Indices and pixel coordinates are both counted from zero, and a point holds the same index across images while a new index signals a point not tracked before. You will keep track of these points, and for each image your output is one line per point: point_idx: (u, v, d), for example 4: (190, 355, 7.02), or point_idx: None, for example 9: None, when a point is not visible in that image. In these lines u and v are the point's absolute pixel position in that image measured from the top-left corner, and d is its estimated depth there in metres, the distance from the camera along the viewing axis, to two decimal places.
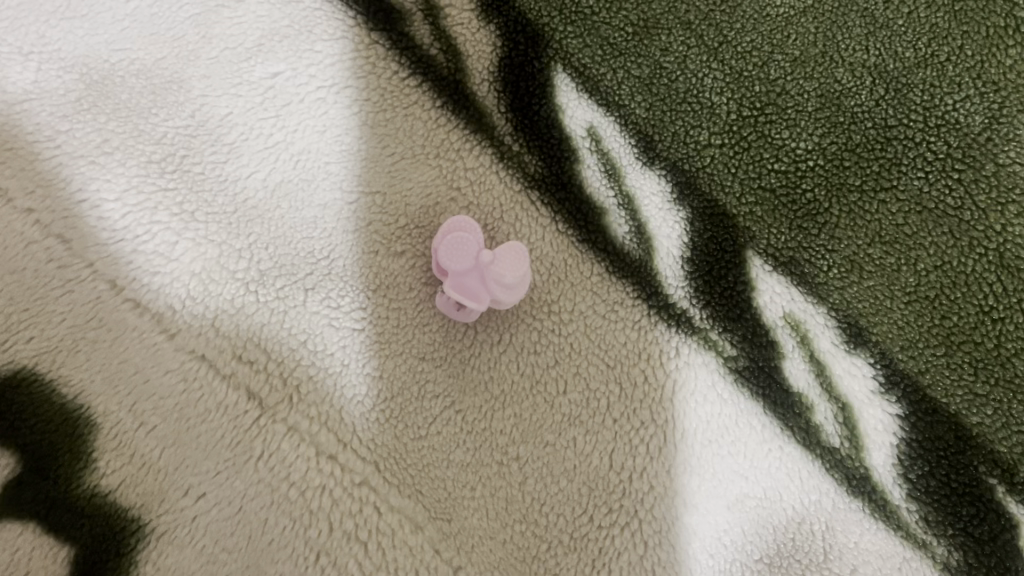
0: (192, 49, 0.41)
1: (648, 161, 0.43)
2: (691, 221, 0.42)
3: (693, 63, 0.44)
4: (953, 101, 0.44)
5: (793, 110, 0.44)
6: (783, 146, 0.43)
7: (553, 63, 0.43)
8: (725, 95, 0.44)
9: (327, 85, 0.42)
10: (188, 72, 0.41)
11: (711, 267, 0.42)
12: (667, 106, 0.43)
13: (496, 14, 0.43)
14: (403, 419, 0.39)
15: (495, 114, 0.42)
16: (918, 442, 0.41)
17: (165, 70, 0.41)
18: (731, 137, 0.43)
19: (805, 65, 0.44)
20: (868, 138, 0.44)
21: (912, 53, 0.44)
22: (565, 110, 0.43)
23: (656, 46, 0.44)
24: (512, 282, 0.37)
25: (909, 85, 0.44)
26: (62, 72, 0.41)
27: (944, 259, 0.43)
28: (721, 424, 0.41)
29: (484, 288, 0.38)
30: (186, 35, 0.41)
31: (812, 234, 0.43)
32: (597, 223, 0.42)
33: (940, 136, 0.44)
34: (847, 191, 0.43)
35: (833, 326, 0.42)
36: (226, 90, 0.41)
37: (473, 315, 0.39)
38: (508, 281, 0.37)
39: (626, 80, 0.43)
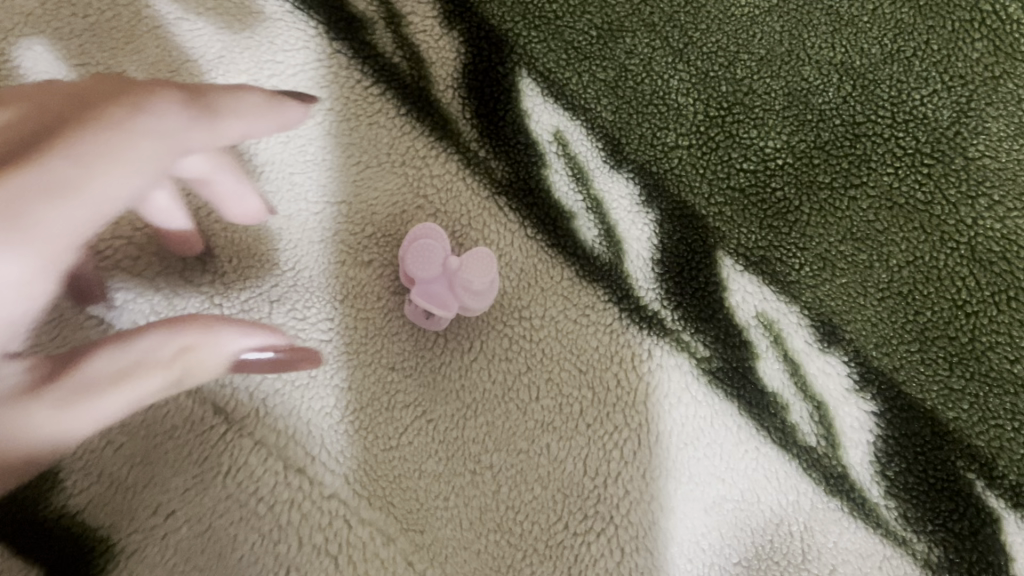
0: (154, 61, 0.41)
1: (616, 164, 0.43)
2: (660, 223, 0.42)
3: (658, 65, 0.44)
4: (920, 96, 0.44)
5: (760, 110, 0.44)
6: (752, 145, 0.43)
7: (517, 69, 0.43)
8: (692, 96, 0.44)
9: None
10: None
11: (681, 269, 0.42)
12: (633, 108, 0.43)
13: (459, 21, 0.43)
14: (373, 431, 0.39)
15: (460, 121, 0.42)
16: (894, 439, 0.40)
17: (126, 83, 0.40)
18: (698, 139, 0.43)
19: (771, 63, 0.44)
20: (837, 135, 0.44)
21: (878, 49, 0.44)
22: (531, 114, 0.43)
23: (620, 49, 0.44)
24: (481, 289, 0.37)
25: (876, 81, 0.44)
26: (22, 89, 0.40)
27: (916, 254, 0.43)
28: (696, 427, 0.40)
29: (451, 296, 0.38)
30: (147, 48, 0.41)
31: (783, 233, 0.43)
32: (565, 228, 0.42)
33: (908, 132, 0.44)
34: (816, 190, 0.43)
35: (806, 325, 0.42)
36: None
37: (442, 323, 0.39)
38: (474, 288, 0.37)
39: (591, 84, 0.43)
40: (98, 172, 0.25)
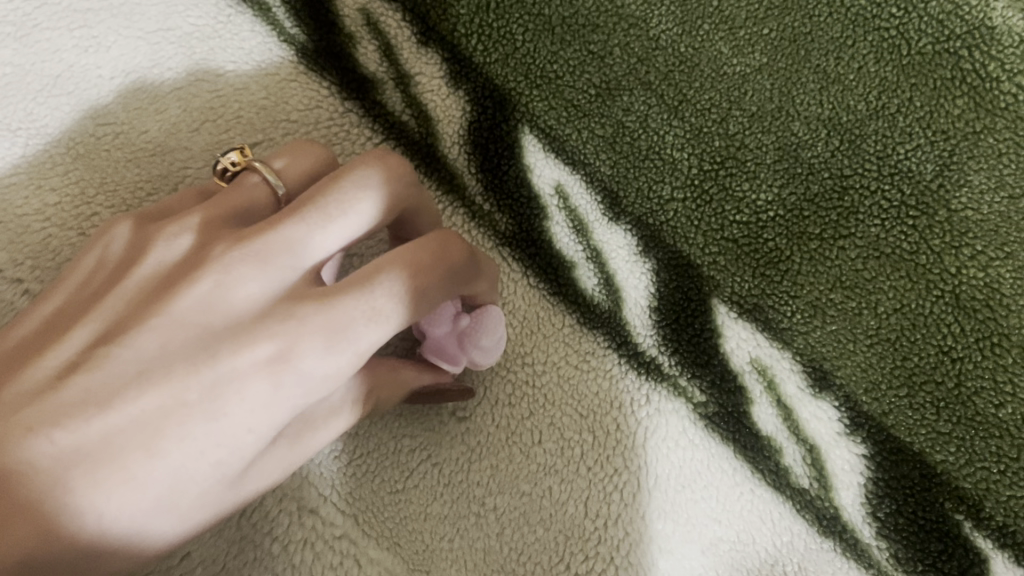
0: (176, 122, 0.43)
1: (615, 217, 0.45)
2: (657, 272, 0.44)
3: (654, 121, 0.46)
4: (904, 151, 0.46)
5: (752, 164, 0.46)
6: (744, 198, 0.45)
7: (521, 127, 0.45)
8: (687, 151, 0.46)
9: None
10: (171, 144, 0.43)
11: (677, 317, 0.44)
12: (631, 163, 0.45)
13: (464, 81, 0.45)
14: (380, 474, 0.41)
15: (466, 176, 0.45)
16: (884, 481, 0.42)
17: (149, 144, 0.43)
18: (693, 191, 0.45)
19: (762, 120, 0.46)
20: (826, 189, 0.46)
21: (864, 106, 0.47)
22: (533, 169, 0.45)
23: (618, 107, 0.46)
24: (487, 348, 0.39)
25: (862, 136, 0.46)
26: (49, 147, 0.42)
27: (903, 302, 0.44)
28: (693, 470, 0.42)
29: (461, 352, 0.39)
30: (169, 109, 0.43)
31: (775, 281, 0.44)
32: (566, 276, 0.44)
33: (894, 184, 0.46)
34: (807, 241, 0.45)
35: (798, 370, 0.43)
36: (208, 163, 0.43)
37: (452, 381, 0.41)
38: (484, 344, 0.39)
39: (590, 140, 0.46)
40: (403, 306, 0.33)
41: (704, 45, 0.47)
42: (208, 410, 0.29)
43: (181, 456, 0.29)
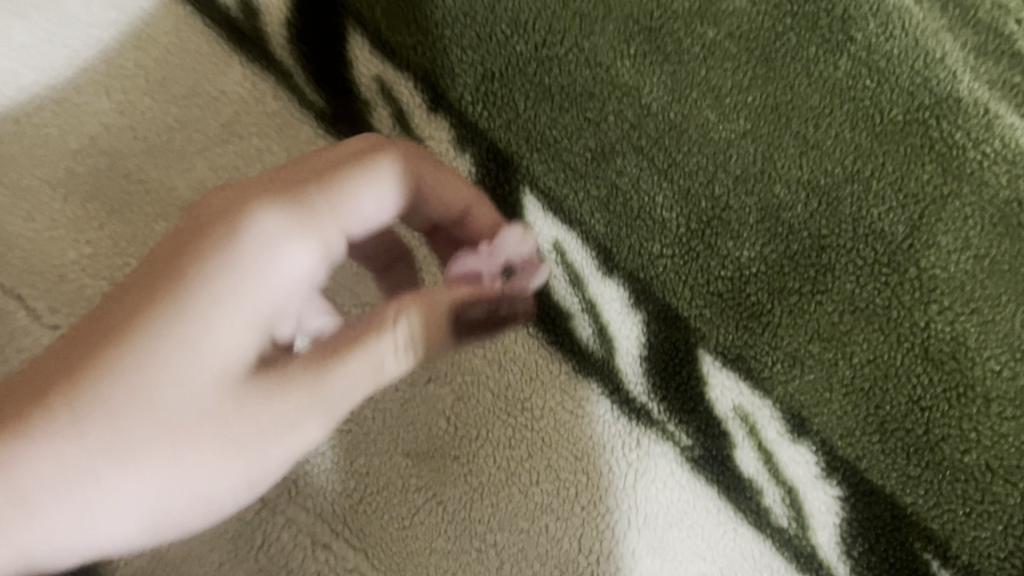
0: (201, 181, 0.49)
1: (608, 271, 0.49)
2: (647, 323, 0.48)
3: (645, 183, 0.50)
4: (878, 213, 0.49)
5: (735, 224, 0.49)
6: (729, 254, 0.49)
7: (523, 187, 0.50)
8: (676, 210, 0.49)
9: None
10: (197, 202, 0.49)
11: (665, 365, 0.47)
12: (623, 222, 0.49)
13: (471, 143, 0.50)
14: (388, 511, 0.44)
15: None
16: (857, 521, 0.46)
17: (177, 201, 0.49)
18: (681, 248, 0.49)
19: (745, 182, 0.50)
20: (805, 246, 0.49)
21: (841, 170, 0.50)
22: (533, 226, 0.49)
23: (611, 169, 0.50)
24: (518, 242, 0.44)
25: (839, 198, 0.49)
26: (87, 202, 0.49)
27: (877, 353, 0.47)
28: (680, 509, 0.46)
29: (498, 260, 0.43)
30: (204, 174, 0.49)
31: (757, 333, 0.48)
32: (563, 327, 0.48)
33: (867, 244, 0.49)
34: (786, 294, 0.48)
35: (778, 418, 0.47)
36: None
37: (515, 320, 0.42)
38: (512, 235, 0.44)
39: (586, 201, 0.49)
40: (376, 177, 0.40)
41: (692, 113, 0.51)
42: (195, 295, 0.35)
43: (182, 361, 0.35)
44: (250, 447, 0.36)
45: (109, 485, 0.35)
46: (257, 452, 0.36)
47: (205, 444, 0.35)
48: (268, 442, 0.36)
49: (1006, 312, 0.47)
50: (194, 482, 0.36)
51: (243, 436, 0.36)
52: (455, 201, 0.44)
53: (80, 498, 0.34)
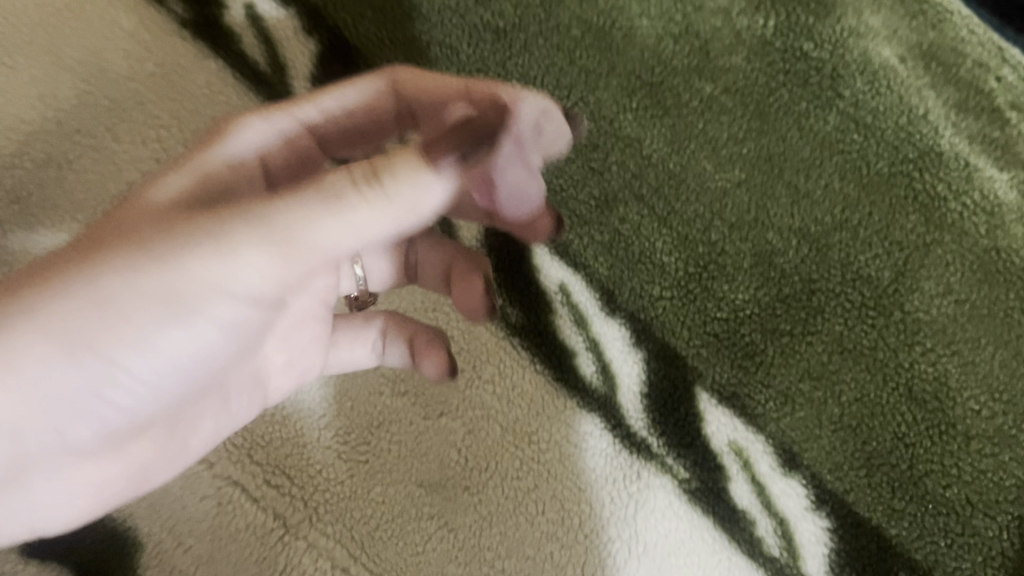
0: None
1: (611, 312, 0.51)
2: (648, 361, 0.51)
3: (646, 229, 0.53)
4: (865, 259, 0.52)
5: (731, 268, 0.52)
6: (724, 297, 0.52)
7: None
8: (674, 255, 0.52)
9: None
10: None
11: (665, 402, 0.50)
12: (625, 265, 0.52)
13: None
14: (402, 537, 0.46)
15: None
16: (846, 551, 0.48)
17: None
18: (679, 291, 0.52)
19: (740, 229, 0.53)
20: (796, 290, 0.52)
21: (830, 218, 0.53)
22: (541, 270, 0.52)
23: (614, 216, 0.53)
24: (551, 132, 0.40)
25: (828, 245, 0.53)
26: None
27: (864, 392, 0.50)
28: (678, 538, 0.48)
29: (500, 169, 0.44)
30: None
31: (750, 372, 0.50)
32: (568, 364, 0.51)
33: (855, 288, 0.52)
34: (778, 335, 0.51)
35: (770, 452, 0.50)
36: None
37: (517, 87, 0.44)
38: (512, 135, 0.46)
39: (591, 245, 0.52)
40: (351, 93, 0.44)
41: (690, 163, 0.54)
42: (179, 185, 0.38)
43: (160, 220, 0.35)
44: (168, 279, 0.33)
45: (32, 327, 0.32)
46: (179, 278, 0.33)
47: (130, 262, 0.33)
48: (194, 253, 0.33)
49: (984, 354, 0.50)
50: (112, 324, 0.33)
51: (166, 278, 0.33)
52: (447, 90, 0.43)
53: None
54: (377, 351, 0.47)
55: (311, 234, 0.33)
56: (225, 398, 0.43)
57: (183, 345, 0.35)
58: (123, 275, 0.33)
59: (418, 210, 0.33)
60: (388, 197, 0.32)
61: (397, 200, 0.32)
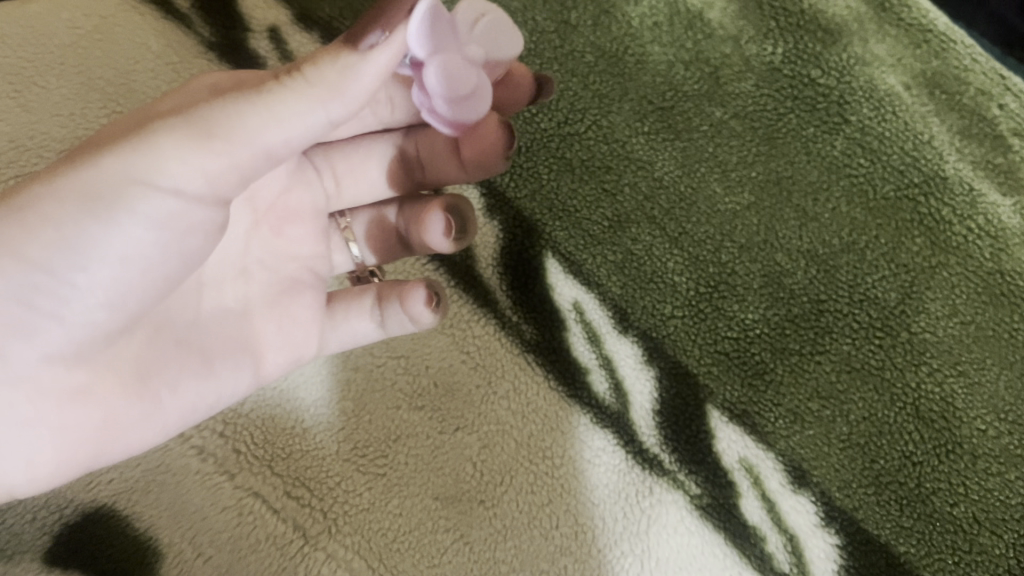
0: None
1: (624, 330, 0.52)
2: (660, 379, 0.52)
3: (658, 250, 0.54)
4: (871, 281, 0.53)
5: (741, 288, 0.53)
6: (735, 316, 0.53)
7: (546, 251, 0.54)
8: (686, 275, 0.53)
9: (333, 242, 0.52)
10: None
11: (676, 419, 0.51)
12: (637, 285, 0.53)
13: (498, 211, 0.55)
14: (419, 550, 0.47)
15: (497, 290, 0.53)
16: (856, 568, 0.49)
17: None
18: (691, 310, 0.53)
19: (749, 250, 0.54)
20: (805, 310, 0.53)
21: (837, 241, 0.54)
22: (555, 287, 0.53)
23: (627, 236, 0.54)
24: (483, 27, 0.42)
25: (836, 267, 0.54)
26: None
27: (872, 411, 0.51)
28: (690, 553, 0.49)
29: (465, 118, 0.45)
30: None
31: (760, 390, 0.51)
32: (582, 381, 0.51)
33: (863, 309, 0.53)
34: (787, 354, 0.52)
35: (781, 469, 0.50)
36: None
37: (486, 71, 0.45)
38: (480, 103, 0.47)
39: (604, 265, 0.53)
40: None
41: (700, 186, 0.55)
42: None
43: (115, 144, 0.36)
44: (92, 179, 0.34)
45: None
46: (99, 178, 0.34)
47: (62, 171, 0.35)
48: (121, 151, 0.34)
49: (989, 375, 0.52)
50: (37, 226, 0.35)
51: (90, 179, 0.34)
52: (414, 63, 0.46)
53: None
54: (377, 321, 0.47)
55: (229, 118, 0.33)
56: (204, 354, 0.42)
57: (123, 251, 0.35)
58: (53, 181, 0.35)
59: (343, 92, 0.33)
60: (308, 80, 0.33)
61: (319, 83, 0.33)
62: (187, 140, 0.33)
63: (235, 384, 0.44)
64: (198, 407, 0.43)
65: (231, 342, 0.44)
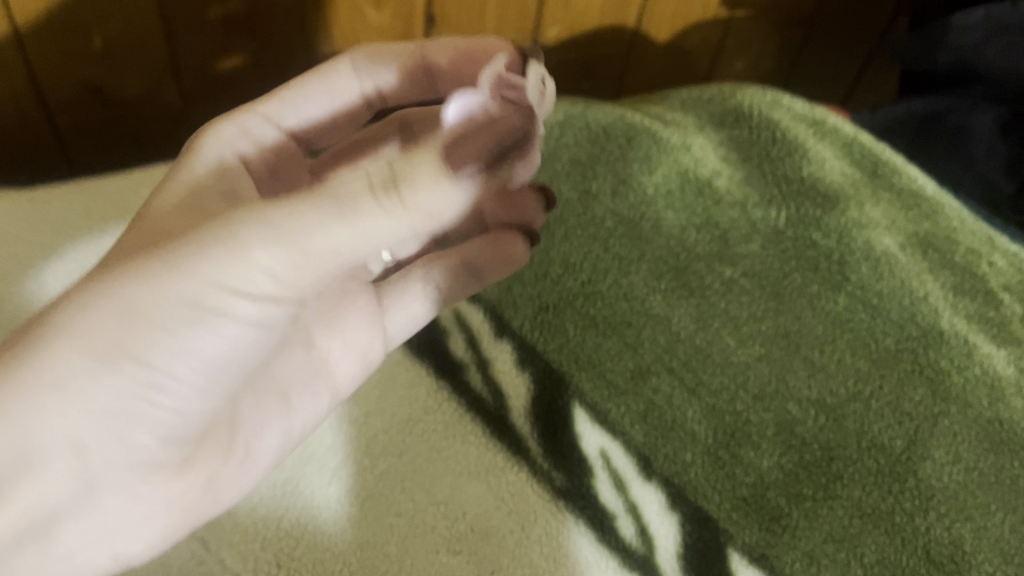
0: None
1: (647, 476, 0.56)
2: (683, 523, 0.55)
3: (677, 400, 0.57)
4: (878, 428, 0.56)
5: (755, 436, 0.56)
6: (751, 462, 0.55)
7: (572, 400, 0.58)
8: (703, 423, 0.57)
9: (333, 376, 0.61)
10: None
11: (700, 562, 0.53)
12: (659, 433, 0.57)
13: (528, 363, 0.60)
14: None
15: (529, 439, 0.57)
16: None
17: None
18: (709, 457, 0.56)
19: (762, 399, 0.57)
20: (817, 456, 0.55)
21: (845, 390, 0.57)
22: (581, 436, 0.57)
23: (646, 386, 0.58)
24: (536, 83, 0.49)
25: (845, 415, 0.56)
26: None
27: (884, 555, 0.52)
28: None
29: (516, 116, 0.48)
30: None
31: (777, 534, 0.53)
32: (610, 525, 0.55)
33: (871, 455, 0.55)
34: (801, 499, 0.54)
35: None
36: None
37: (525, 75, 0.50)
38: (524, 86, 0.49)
39: (627, 413, 0.58)
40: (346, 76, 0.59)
41: (714, 339, 0.60)
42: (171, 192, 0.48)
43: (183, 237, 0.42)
44: (180, 280, 0.41)
45: (68, 334, 0.42)
46: (194, 284, 0.41)
47: (152, 274, 0.41)
48: (207, 256, 0.40)
49: (994, 519, 0.53)
50: (137, 332, 0.42)
51: (179, 280, 0.41)
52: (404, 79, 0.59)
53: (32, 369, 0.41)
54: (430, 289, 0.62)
55: (324, 243, 0.40)
56: (281, 396, 0.56)
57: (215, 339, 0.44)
58: (145, 283, 0.41)
59: (437, 216, 0.41)
60: (404, 205, 0.39)
61: (413, 209, 0.39)
62: (281, 253, 0.40)
63: (315, 405, 0.57)
64: (286, 439, 0.56)
65: (301, 371, 0.57)
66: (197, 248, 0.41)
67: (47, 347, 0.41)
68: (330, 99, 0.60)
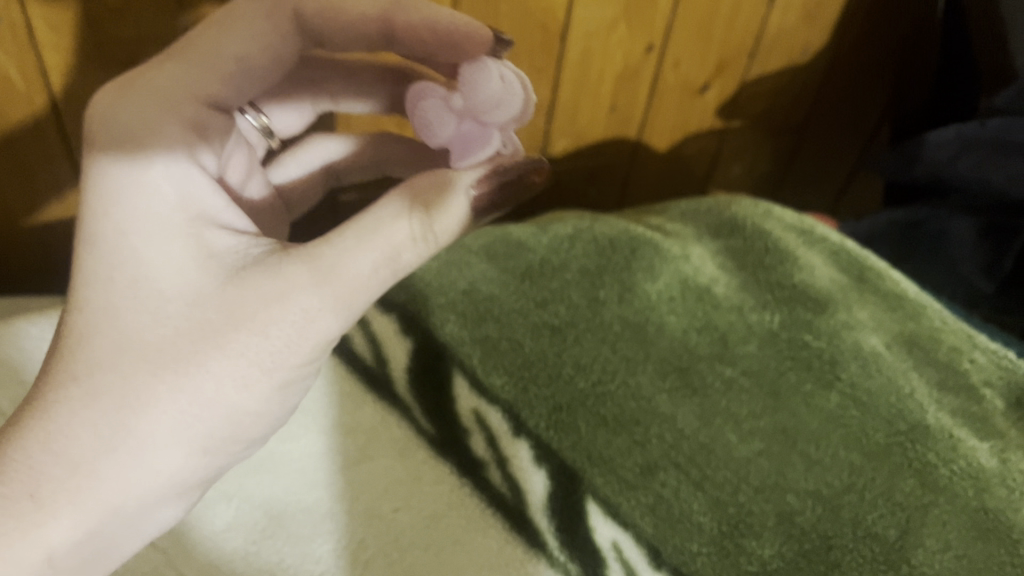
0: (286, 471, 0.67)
1: (658, 565, 0.58)
2: None
3: (684, 492, 0.60)
4: (873, 518, 0.59)
5: (757, 527, 0.58)
6: (755, 552, 0.57)
7: (586, 495, 0.61)
8: (708, 514, 0.59)
9: (358, 469, 0.67)
10: (308, 492, 0.65)
11: None
12: (667, 524, 0.59)
13: (545, 459, 0.63)
14: None
15: (547, 532, 0.62)
16: None
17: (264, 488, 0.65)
18: (715, 547, 0.58)
19: (764, 492, 0.60)
20: (817, 546, 0.57)
21: (841, 482, 0.61)
22: (595, 529, 0.60)
23: (655, 482, 0.60)
24: (496, 79, 0.61)
25: (842, 506, 0.59)
26: (214, 501, 0.64)
27: None
28: None
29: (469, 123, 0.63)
30: (289, 467, 0.67)
31: None
32: None
33: (867, 545, 0.58)
34: None
35: None
36: (310, 493, 0.65)
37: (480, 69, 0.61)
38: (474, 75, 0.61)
39: (638, 506, 0.60)
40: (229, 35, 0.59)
41: (717, 435, 0.63)
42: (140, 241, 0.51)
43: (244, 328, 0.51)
44: (263, 365, 0.53)
45: (157, 440, 0.51)
46: (260, 382, 0.53)
47: (240, 376, 0.52)
48: (291, 348, 0.53)
49: None
50: (228, 403, 0.53)
51: (261, 366, 0.53)
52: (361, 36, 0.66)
53: (136, 473, 0.51)
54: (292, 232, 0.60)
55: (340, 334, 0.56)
56: None
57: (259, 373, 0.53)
58: (226, 379, 0.52)
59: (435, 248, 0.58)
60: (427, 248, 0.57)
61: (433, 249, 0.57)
62: (317, 348, 0.55)
63: None
64: None
65: None
66: (246, 353, 0.52)
67: (145, 453, 0.51)
68: (262, 49, 0.61)
